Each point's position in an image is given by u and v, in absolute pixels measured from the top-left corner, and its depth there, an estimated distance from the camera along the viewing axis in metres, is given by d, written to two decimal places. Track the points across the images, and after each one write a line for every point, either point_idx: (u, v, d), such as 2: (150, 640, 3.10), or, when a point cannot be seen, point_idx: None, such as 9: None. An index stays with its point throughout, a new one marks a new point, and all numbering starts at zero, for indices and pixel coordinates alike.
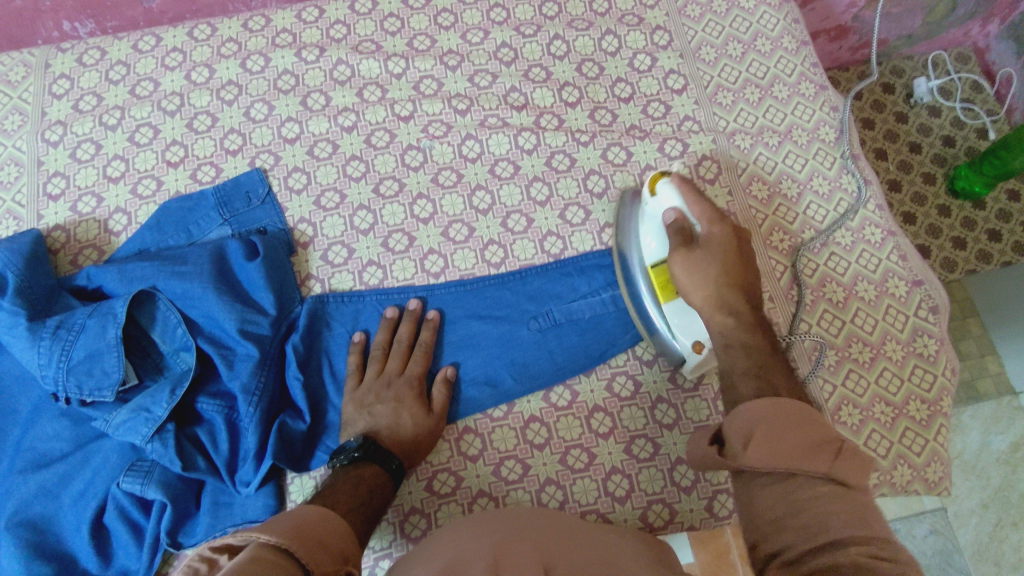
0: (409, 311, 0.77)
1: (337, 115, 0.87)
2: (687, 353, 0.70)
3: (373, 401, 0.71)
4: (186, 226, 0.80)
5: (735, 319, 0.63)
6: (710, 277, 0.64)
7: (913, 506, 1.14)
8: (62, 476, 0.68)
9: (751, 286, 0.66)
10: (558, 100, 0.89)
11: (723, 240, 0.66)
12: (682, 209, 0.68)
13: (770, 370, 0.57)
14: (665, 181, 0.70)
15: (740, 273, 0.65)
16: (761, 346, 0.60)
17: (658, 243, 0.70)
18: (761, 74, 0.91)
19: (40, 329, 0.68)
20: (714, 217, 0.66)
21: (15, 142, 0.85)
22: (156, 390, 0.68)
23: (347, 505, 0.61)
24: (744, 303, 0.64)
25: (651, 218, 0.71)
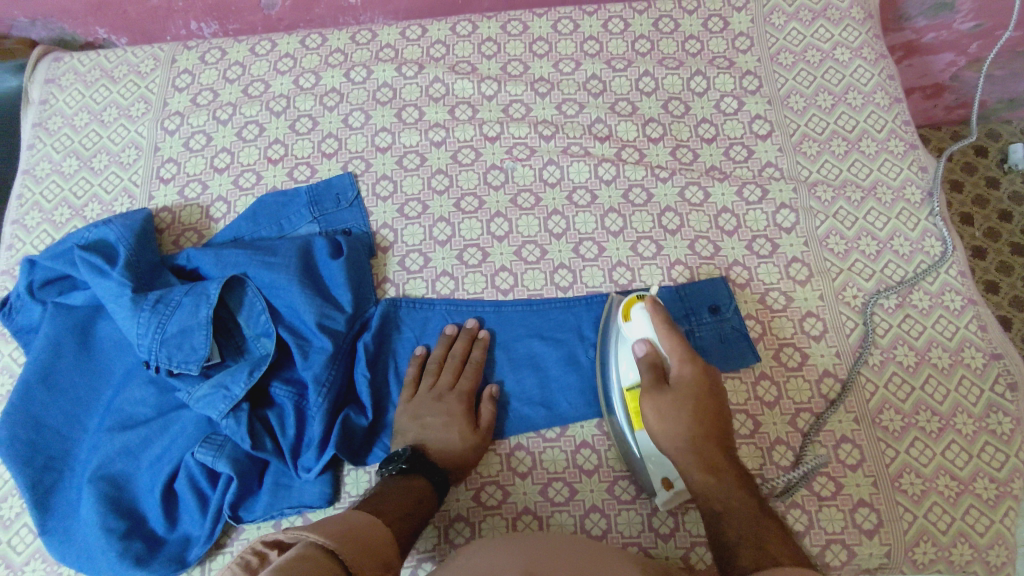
0: (467, 328, 0.80)
1: (429, 130, 0.91)
2: (658, 487, 0.72)
3: (426, 414, 0.74)
4: (279, 220, 0.86)
5: (716, 477, 0.64)
6: (682, 428, 0.67)
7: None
8: (143, 438, 0.74)
9: (726, 433, 0.68)
10: (641, 134, 0.91)
11: (693, 383, 0.68)
12: (654, 341, 0.71)
13: (767, 533, 0.58)
14: (640, 307, 0.72)
15: (712, 414, 0.68)
16: (747, 503, 0.62)
17: (632, 371, 0.72)
18: (850, 128, 0.90)
19: (142, 301, 0.74)
20: (684, 357, 0.69)
21: (136, 128, 0.92)
22: (236, 370, 0.73)
23: (393, 512, 0.63)
24: (719, 455, 0.66)
25: (625, 343, 0.73)
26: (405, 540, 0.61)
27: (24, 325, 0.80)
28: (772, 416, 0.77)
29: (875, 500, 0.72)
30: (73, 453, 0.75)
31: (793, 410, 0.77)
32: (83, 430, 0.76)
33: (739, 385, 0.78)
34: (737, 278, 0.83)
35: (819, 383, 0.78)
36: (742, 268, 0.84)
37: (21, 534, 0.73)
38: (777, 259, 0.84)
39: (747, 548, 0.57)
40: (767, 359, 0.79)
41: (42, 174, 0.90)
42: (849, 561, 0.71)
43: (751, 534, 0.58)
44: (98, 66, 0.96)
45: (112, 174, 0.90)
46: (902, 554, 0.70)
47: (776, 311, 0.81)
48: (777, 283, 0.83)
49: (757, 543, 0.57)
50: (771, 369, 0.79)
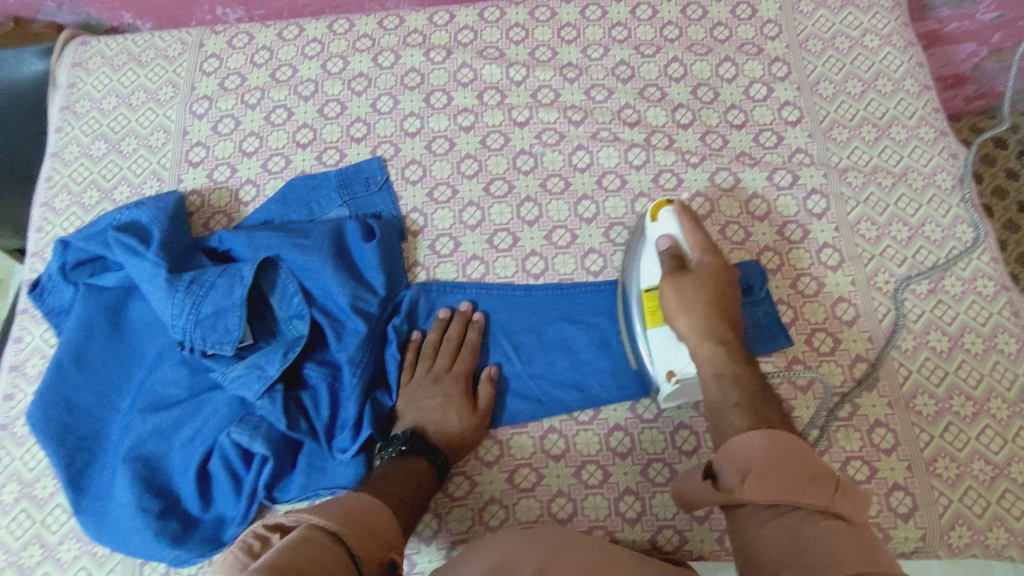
0: (461, 312, 0.80)
1: (457, 115, 0.91)
2: (661, 380, 0.73)
3: (423, 396, 0.75)
4: (309, 204, 0.86)
5: (723, 352, 0.69)
6: (700, 309, 0.71)
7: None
8: (176, 419, 0.74)
9: (733, 321, 0.73)
10: (671, 120, 0.91)
11: (713, 272, 0.73)
12: (678, 236, 0.75)
13: (766, 404, 0.65)
14: (668, 210, 0.76)
15: (726, 303, 0.72)
16: (749, 379, 0.67)
17: (654, 265, 0.76)
18: (880, 114, 0.90)
19: (177, 282, 0.73)
20: (706, 248, 0.74)
21: (164, 111, 0.92)
22: (270, 351, 0.73)
23: (395, 498, 0.64)
24: (729, 336, 0.70)
25: (649, 241, 0.77)
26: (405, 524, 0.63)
27: (56, 306, 0.80)
28: (805, 400, 0.77)
29: (910, 484, 0.72)
30: (106, 433, 0.75)
31: (826, 394, 0.77)
32: (115, 411, 0.76)
33: (771, 369, 0.78)
34: (768, 263, 0.83)
35: (852, 368, 0.78)
36: (773, 254, 0.84)
37: (55, 514, 0.73)
38: (808, 245, 0.84)
39: (746, 415, 0.63)
40: (799, 344, 0.79)
41: (70, 157, 0.90)
42: (885, 545, 0.71)
43: (751, 403, 0.65)
44: (125, 50, 0.96)
45: (141, 158, 0.90)
46: (938, 538, 0.70)
47: (808, 296, 0.81)
48: (808, 269, 0.83)
49: (758, 408, 0.64)
50: (803, 353, 0.79)
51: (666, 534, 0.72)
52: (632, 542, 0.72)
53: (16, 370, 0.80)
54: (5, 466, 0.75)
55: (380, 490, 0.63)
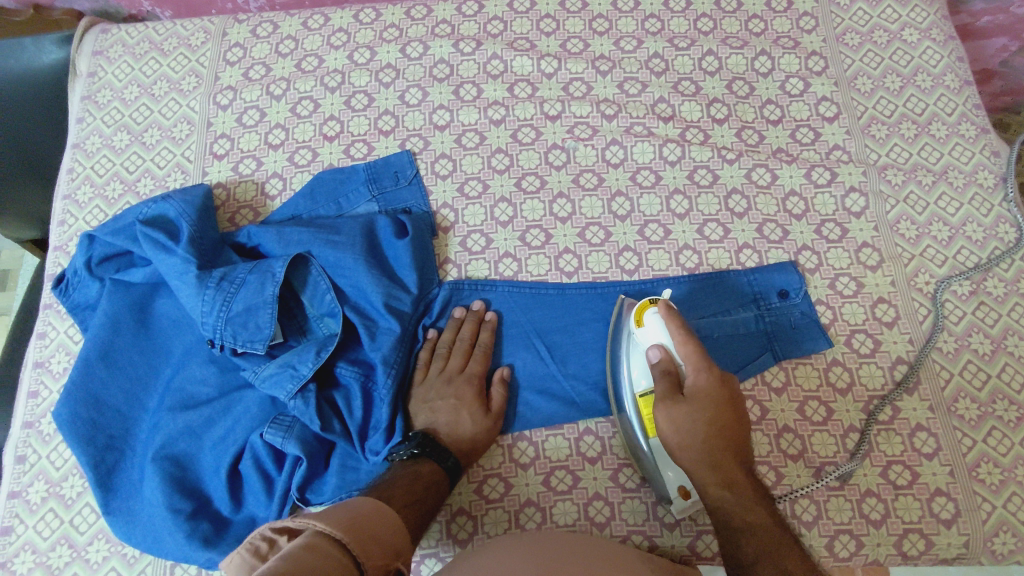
0: (473, 312, 0.78)
1: (488, 108, 0.89)
2: (674, 496, 0.70)
3: (434, 397, 0.74)
4: (337, 198, 0.84)
5: (734, 493, 0.63)
6: (700, 440, 0.65)
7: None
8: (206, 419, 0.73)
9: (743, 443, 0.66)
10: (706, 115, 0.89)
11: (710, 394, 0.65)
12: (669, 347, 0.68)
13: (786, 546, 0.58)
14: (653, 313, 0.69)
15: (730, 427, 0.65)
16: (768, 525, 0.60)
17: (644, 378, 0.70)
18: (919, 111, 0.88)
19: (207, 278, 0.72)
20: (702, 364, 0.66)
21: (188, 102, 0.90)
22: (303, 350, 0.72)
23: (402, 500, 0.61)
24: (737, 470, 0.64)
25: (636, 349, 0.71)
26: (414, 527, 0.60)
27: (81, 301, 0.78)
28: (845, 402, 0.76)
29: (953, 490, 0.71)
30: (134, 432, 0.74)
31: (866, 397, 0.75)
32: (143, 410, 0.75)
33: (811, 371, 0.77)
34: (807, 262, 0.82)
35: (892, 370, 0.76)
36: (811, 253, 0.82)
37: (83, 515, 0.72)
38: (846, 244, 0.82)
39: (767, 569, 0.57)
40: (838, 345, 0.78)
41: (93, 148, 0.88)
42: (927, 551, 0.70)
43: (770, 552, 0.58)
44: (147, 39, 0.94)
45: (164, 150, 0.88)
46: (981, 545, 0.69)
47: (847, 296, 0.80)
48: (847, 268, 0.81)
49: (773, 556, 0.58)
50: (842, 355, 0.77)
51: (705, 539, 0.71)
52: (671, 547, 0.71)
53: (41, 366, 0.79)
54: (32, 464, 0.74)
55: (384, 492, 0.61)
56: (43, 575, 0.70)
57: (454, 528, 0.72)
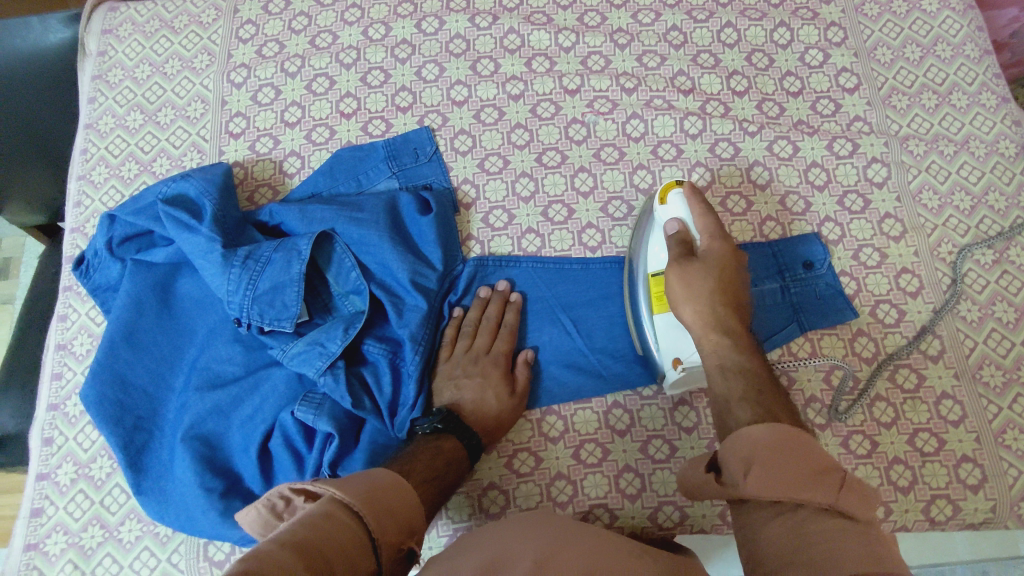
0: (499, 291, 0.78)
1: (506, 83, 0.88)
2: (668, 368, 0.71)
3: (460, 374, 0.73)
4: (356, 175, 0.83)
5: (731, 342, 0.65)
6: (704, 302, 0.66)
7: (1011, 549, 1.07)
8: (234, 397, 0.73)
9: (741, 308, 0.68)
10: (726, 88, 0.88)
11: (722, 259, 0.68)
12: (687, 221, 0.71)
13: (771, 398, 0.60)
14: (676, 193, 0.72)
15: (733, 294, 0.68)
16: (757, 370, 0.63)
17: (661, 251, 0.72)
18: (940, 81, 0.88)
19: (232, 256, 0.71)
20: (716, 234, 0.69)
21: (201, 80, 0.89)
22: (331, 327, 0.72)
23: (421, 476, 0.62)
24: (736, 328, 0.66)
25: (658, 227, 0.74)
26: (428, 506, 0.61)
27: (102, 283, 0.78)
28: (871, 372, 0.76)
29: (979, 456, 0.72)
30: (161, 412, 0.74)
31: (892, 366, 0.76)
32: (169, 389, 0.75)
33: (836, 342, 0.77)
34: (830, 234, 0.82)
35: (917, 340, 0.77)
36: (834, 224, 0.82)
37: (114, 495, 0.72)
38: (869, 215, 0.82)
39: (749, 406, 0.59)
40: (863, 316, 0.78)
41: (106, 128, 0.87)
42: (954, 516, 0.70)
43: (757, 398, 0.60)
44: (156, 17, 0.92)
45: (179, 129, 0.87)
46: (1008, 509, 0.70)
47: (870, 267, 0.80)
48: (871, 240, 0.81)
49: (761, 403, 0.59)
50: (867, 325, 0.78)
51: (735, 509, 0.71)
52: (701, 517, 0.71)
53: (64, 349, 0.78)
54: (59, 446, 0.74)
55: (405, 466, 0.62)
56: (77, 556, 0.70)
57: (486, 501, 0.72)
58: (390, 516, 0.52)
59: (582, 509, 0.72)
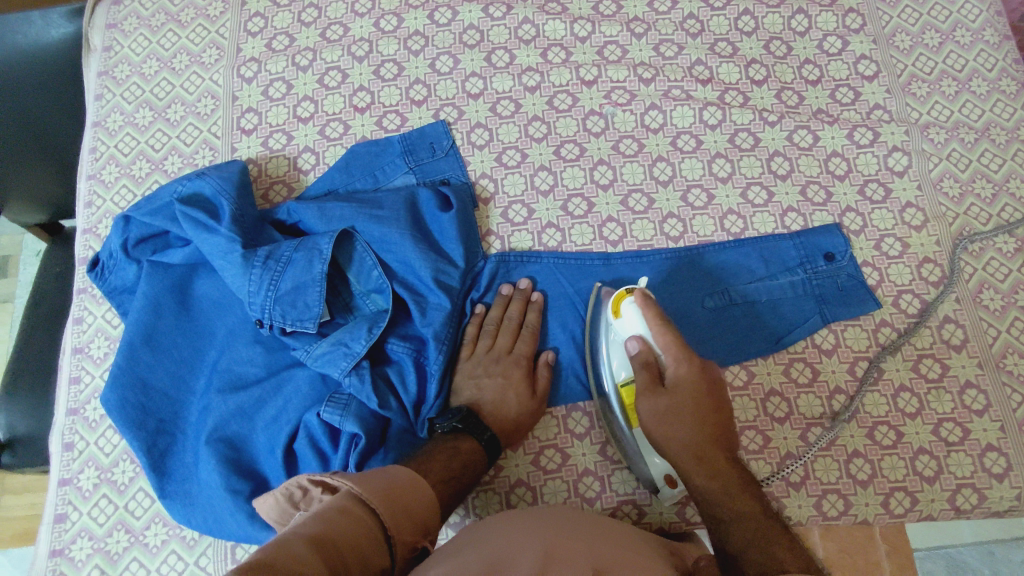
0: (520, 291, 0.77)
1: (522, 74, 0.87)
2: (660, 484, 0.70)
3: (481, 374, 0.73)
4: (373, 171, 0.82)
5: (720, 482, 0.62)
6: (682, 435, 0.65)
7: (1014, 531, 1.09)
8: (257, 399, 0.72)
9: (725, 430, 0.65)
10: (744, 77, 0.87)
11: (691, 385, 0.66)
12: (646, 338, 0.68)
13: (770, 541, 0.56)
14: (628, 301, 0.69)
15: (711, 417, 0.65)
16: (753, 512, 0.60)
17: (625, 366, 0.69)
18: (959, 67, 0.87)
19: (252, 257, 0.70)
20: (681, 354, 0.66)
21: (211, 76, 0.87)
22: (354, 327, 0.71)
23: (437, 476, 0.62)
24: (718, 454, 0.64)
25: (614, 339, 0.70)
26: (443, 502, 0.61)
27: (118, 285, 0.77)
28: (895, 362, 0.75)
29: (1003, 444, 0.72)
30: (183, 415, 0.73)
31: (916, 356, 0.75)
32: (190, 392, 0.74)
33: (860, 333, 0.77)
34: (851, 224, 0.81)
35: (940, 329, 0.76)
36: (855, 214, 0.81)
37: (138, 499, 0.72)
38: (891, 204, 0.82)
39: (755, 555, 0.55)
40: (886, 306, 0.78)
41: (114, 126, 0.86)
42: (980, 505, 0.71)
43: (756, 538, 0.57)
44: (162, 11, 0.90)
45: (189, 126, 0.85)
46: None
47: (892, 257, 0.80)
48: (892, 229, 0.81)
49: (762, 541, 0.57)
50: (890, 316, 0.77)
51: None
52: None
53: (81, 353, 0.77)
54: (81, 451, 0.73)
55: (422, 466, 0.62)
56: (104, 561, 0.70)
57: (514, 498, 0.72)
58: (408, 516, 0.54)
59: (611, 505, 0.72)
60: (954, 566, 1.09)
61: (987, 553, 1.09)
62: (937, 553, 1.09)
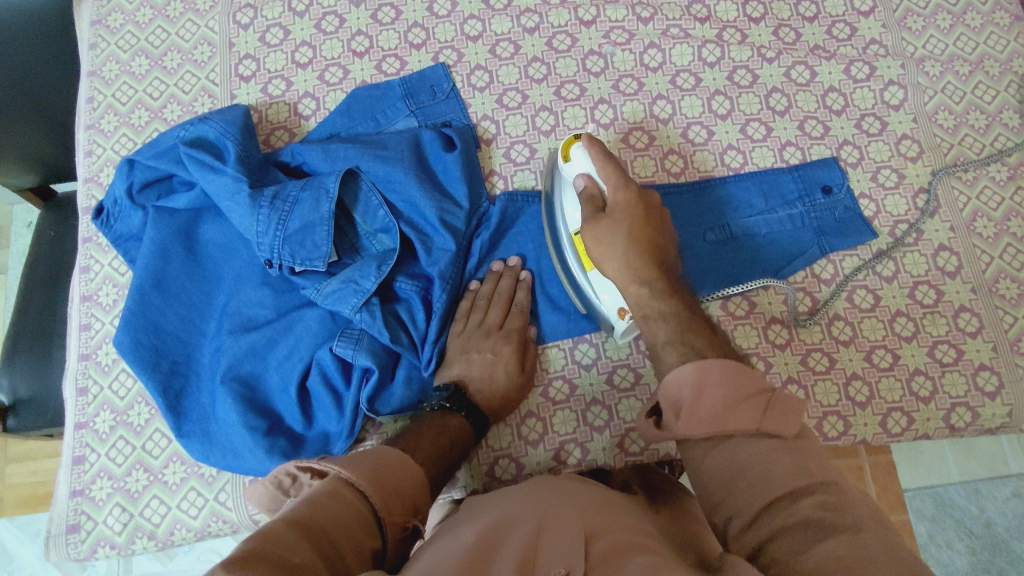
0: (512, 267, 0.77)
1: (520, 16, 0.87)
2: (614, 319, 0.70)
3: (472, 349, 0.72)
4: (374, 115, 0.82)
5: (650, 290, 0.63)
6: (617, 251, 0.66)
7: (998, 468, 1.13)
8: (269, 339, 0.73)
9: (663, 253, 0.67)
10: (742, 14, 0.87)
11: (629, 207, 0.67)
12: (592, 176, 0.69)
13: (702, 339, 0.58)
14: (577, 147, 0.70)
15: (653, 242, 0.66)
16: (681, 312, 0.61)
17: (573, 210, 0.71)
18: (955, 1, 0.88)
19: (259, 198, 0.71)
20: (621, 183, 0.67)
21: (206, 23, 0.86)
22: (363, 265, 0.72)
23: (426, 453, 0.61)
24: (652, 270, 0.65)
25: (566, 183, 0.72)
26: (435, 480, 0.60)
27: (124, 232, 0.77)
28: (891, 290, 0.77)
29: (996, 364, 0.75)
30: (195, 358, 0.74)
31: (912, 283, 0.78)
32: (201, 335, 0.75)
33: (858, 262, 0.79)
34: (848, 157, 0.82)
35: (935, 257, 0.79)
36: (852, 147, 0.83)
37: (155, 440, 0.73)
38: (887, 137, 0.83)
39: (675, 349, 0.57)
40: (883, 236, 0.80)
41: (110, 76, 0.85)
42: (973, 422, 0.74)
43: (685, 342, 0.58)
44: None
45: (187, 73, 0.84)
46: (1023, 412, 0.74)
47: (888, 189, 0.81)
48: (889, 161, 0.82)
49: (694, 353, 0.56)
50: (888, 245, 0.79)
51: None
52: None
53: (89, 301, 0.78)
54: (95, 396, 0.74)
55: (410, 445, 0.61)
56: (125, 499, 0.71)
57: (525, 430, 0.74)
58: (396, 496, 0.52)
59: (619, 433, 0.74)
60: (943, 504, 1.12)
61: (973, 491, 1.13)
62: (925, 492, 1.12)
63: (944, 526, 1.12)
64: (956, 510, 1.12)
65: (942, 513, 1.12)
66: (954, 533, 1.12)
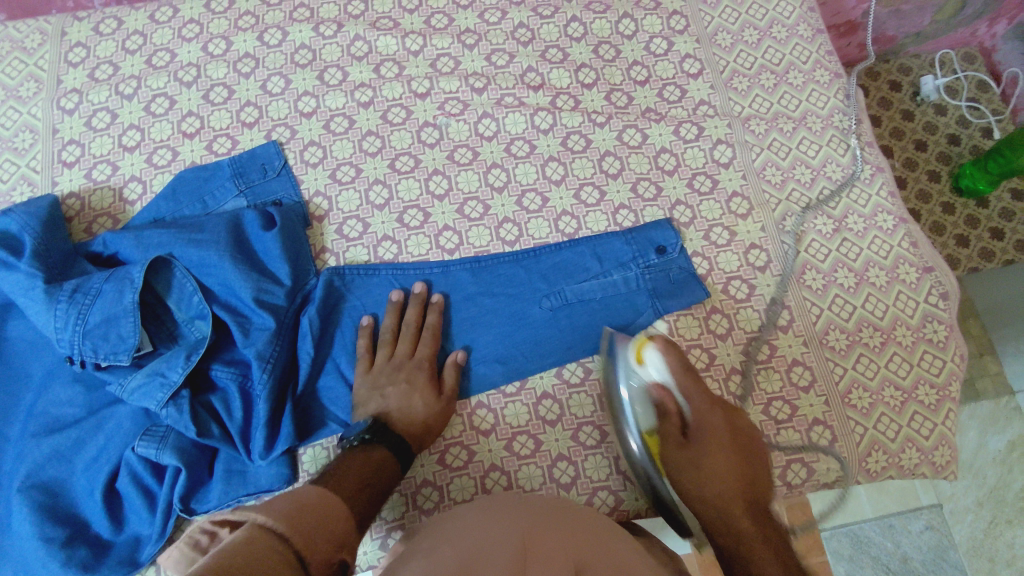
0: (415, 294, 0.77)
1: (354, 91, 0.87)
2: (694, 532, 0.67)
3: (384, 383, 0.72)
4: (202, 196, 0.80)
5: (738, 531, 0.61)
6: (704, 484, 0.64)
7: (910, 502, 1.10)
8: (75, 440, 0.69)
9: (754, 478, 0.64)
10: (575, 81, 0.89)
11: (710, 428, 0.65)
12: (669, 386, 0.66)
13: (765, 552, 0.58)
14: (651, 350, 0.67)
15: (734, 467, 0.64)
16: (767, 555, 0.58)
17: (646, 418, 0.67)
18: (777, 61, 0.91)
19: (56, 293, 0.68)
20: (706, 405, 0.66)
21: (29, 109, 0.85)
22: (171, 356, 0.69)
23: (350, 490, 0.59)
24: (742, 511, 0.62)
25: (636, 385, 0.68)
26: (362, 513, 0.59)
27: None
28: (725, 347, 0.78)
29: (828, 418, 0.75)
30: None
31: (746, 340, 0.78)
32: (4, 440, 0.70)
33: (691, 322, 0.79)
34: (681, 217, 0.83)
35: (767, 312, 0.79)
36: (685, 207, 0.84)
37: None
38: (718, 195, 0.84)
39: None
40: (717, 294, 0.80)
41: None
42: (809, 478, 0.73)
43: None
44: None
45: (6, 162, 0.82)
46: (856, 465, 0.74)
47: (720, 246, 0.82)
48: (720, 219, 0.83)
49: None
50: (721, 302, 0.80)
51: (599, 495, 0.73)
52: None
53: None
54: None
55: (331, 483, 0.59)
56: None
57: None
58: (322, 528, 0.49)
59: None
60: (859, 543, 1.08)
61: (887, 527, 1.09)
62: (841, 532, 1.08)
63: (863, 565, 1.07)
64: (872, 547, 1.08)
65: (859, 552, 1.08)
66: (872, 572, 1.07)
